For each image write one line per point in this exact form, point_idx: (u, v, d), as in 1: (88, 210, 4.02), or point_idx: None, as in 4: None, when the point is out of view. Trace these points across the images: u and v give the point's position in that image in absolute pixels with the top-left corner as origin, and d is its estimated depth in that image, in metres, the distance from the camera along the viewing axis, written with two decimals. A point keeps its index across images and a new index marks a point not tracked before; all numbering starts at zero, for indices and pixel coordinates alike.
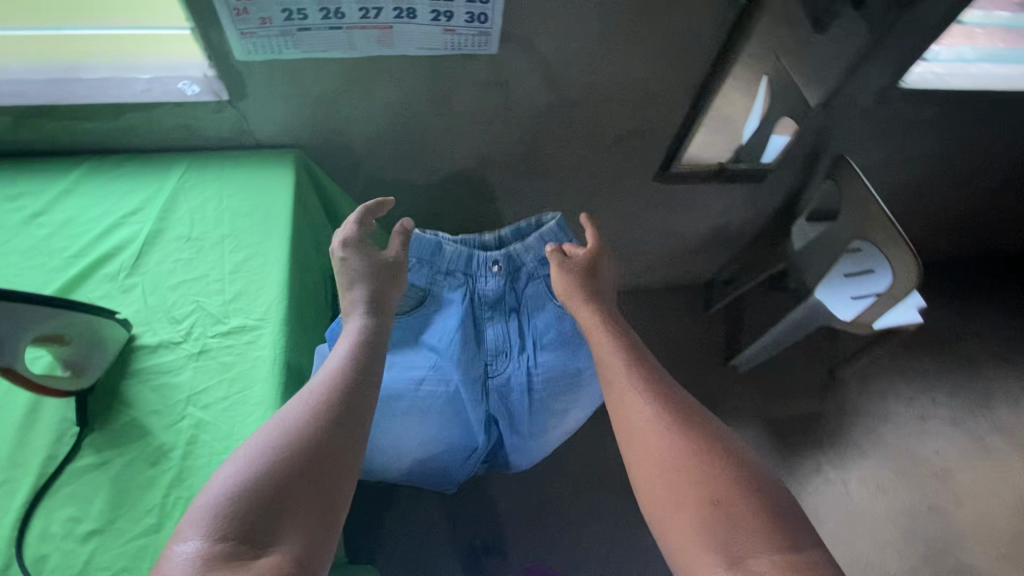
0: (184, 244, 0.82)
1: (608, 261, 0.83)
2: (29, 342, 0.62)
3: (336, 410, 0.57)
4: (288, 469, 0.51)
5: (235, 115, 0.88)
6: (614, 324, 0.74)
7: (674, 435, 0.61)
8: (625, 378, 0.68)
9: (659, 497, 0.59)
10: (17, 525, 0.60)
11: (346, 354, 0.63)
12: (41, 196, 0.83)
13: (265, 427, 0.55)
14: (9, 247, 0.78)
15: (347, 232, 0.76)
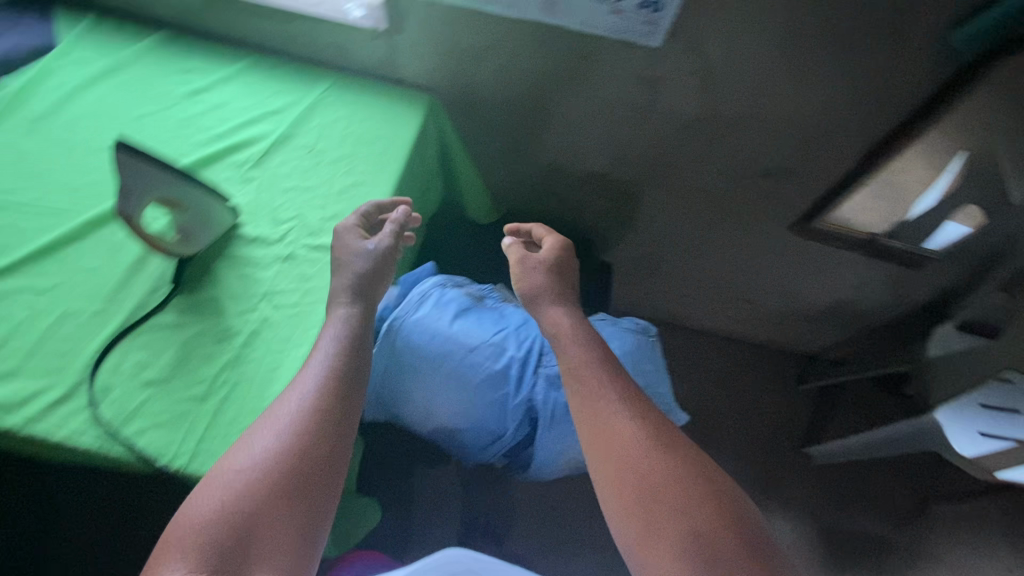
0: (305, 155, 0.86)
1: (572, 262, 0.77)
2: (151, 199, 0.69)
3: (311, 427, 0.57)
4: (260, 492, 0.53)
5: (387, 46, 0.90)
6: (570, 331, 0.68)
7: (659, 460, 0.55)
8: (596, 403, 0.60)
9: (637, 528, 0.52)
10: (99, 351, 0.67)
11: (327, 365, 0.62)
12: (206, 76, 0.92)
13: (240, 445, 0.56)
14: (168, 113, 0.87)
15: (351, 219, 0.75)
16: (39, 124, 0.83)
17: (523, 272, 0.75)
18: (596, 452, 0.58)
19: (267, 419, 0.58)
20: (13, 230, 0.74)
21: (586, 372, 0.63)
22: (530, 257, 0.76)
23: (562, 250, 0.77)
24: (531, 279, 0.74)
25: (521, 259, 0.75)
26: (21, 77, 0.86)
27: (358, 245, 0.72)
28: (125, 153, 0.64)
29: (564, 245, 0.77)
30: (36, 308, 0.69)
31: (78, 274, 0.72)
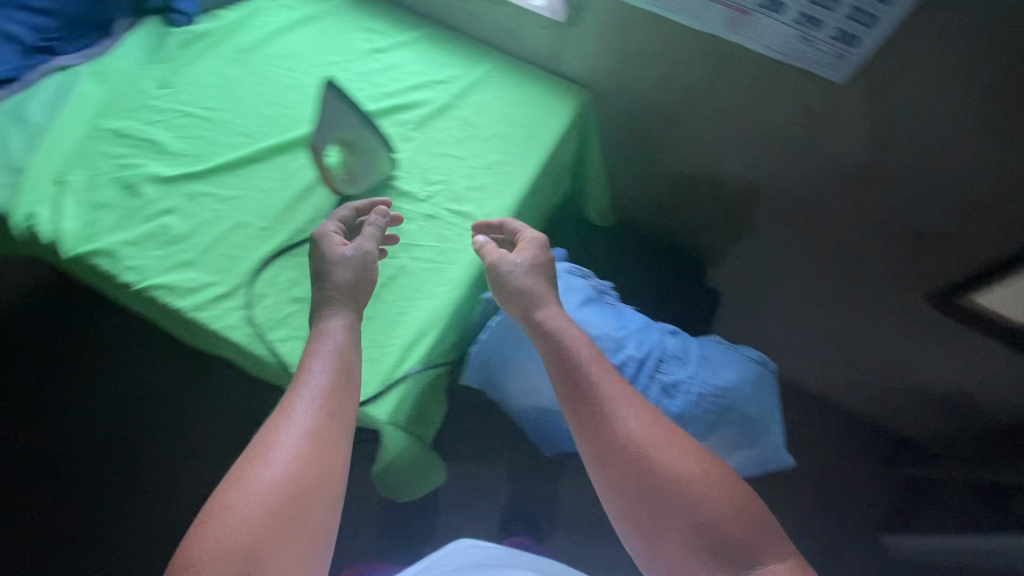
0: (461, 126, 0.91)
1: (549, 258, 0.69)
2: (335, 137, 0.77)
3: (316, 446, 0.56)
4: (269, 515, 0.50)
5: (558, 38, 0.93)
6: (551, 338, 0.61)
7: (658, 450, 0.53)
8: (585, 402, 0.57)
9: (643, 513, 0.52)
10: (261, 263, 0.75)
11: (325, 379, 0.61)
12: (386, 37, 0.98)
13: (241, 473, 0.53)
14: (350, 65, 0.95)
15: (329, 224, 0.73)
16: (243, 55, 0.93)
17: (503, 286, 0.66)
18: (590, 451, 0.55)
19: (268, 441, 0.56)
20: (209, 144, 0.84)
21: (576, 369, 0.59)
22: (505, 263, 0.66)
23: (539, 246, 0.69)
24: (512, 290, 0.65)
25: (497, 265, 0.66)
26: (237, 12, 0.96)
27: (338, 250, 0.70)
28: (326, 89, 0.73)
29: (541, 240, 0.70)
30: (216, 214, 0.78)
31: (254, 192, 0.81)
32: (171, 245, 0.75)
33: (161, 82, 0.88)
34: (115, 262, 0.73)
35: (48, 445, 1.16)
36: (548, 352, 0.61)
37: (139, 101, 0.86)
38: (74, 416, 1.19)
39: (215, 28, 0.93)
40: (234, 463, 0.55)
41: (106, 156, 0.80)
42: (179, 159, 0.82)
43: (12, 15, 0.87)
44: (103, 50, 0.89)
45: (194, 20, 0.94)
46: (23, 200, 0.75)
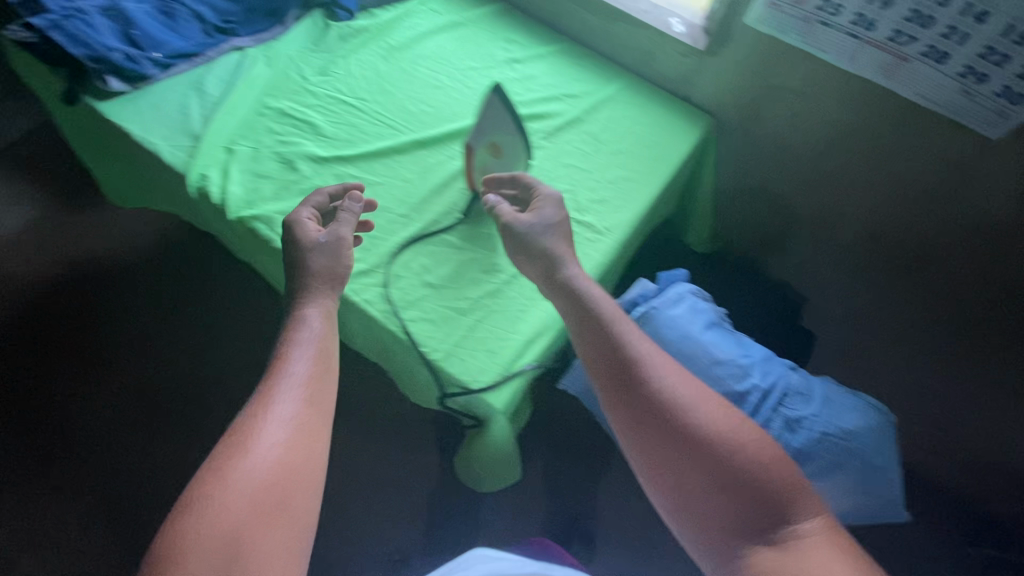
0: (589, 140, 0.93)
1: (563, 217, 0.75)
2: (485, 139, 0.80)
3: (298, 434, 0.58)
4: (254, 501, 0.52)
5: (694, 65, 0.95)
6: (583, 302, 0.66)
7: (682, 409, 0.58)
8: (619, 363, 0.62)
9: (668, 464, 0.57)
10: (397, 248, 0.80)
11: (306, 367, 0.64)
12: (524, 49, 1.03)
13: (219, 464, 0.54)
14: (489, 72, 1.00)
15: (302, 211, 0.76)
16: (394, 52, 0.99)
17: (524, 245, 0.73)
18: (621, 408, 0.60)
19: (249, 428, 0.57)
20: (358, 131, 0.90)
21: (611, 330, 0.64)
22: (521, 223, 0.73)
23: (556, 204, 0.76)
24: (538, 251, 0.72)
25: (511, 224, 0.73)
26: (391, 12, 1.03)
27: (313, 234, 0.74)
28: (491, 92, 0.76)
29: (556, 198, 0.77)
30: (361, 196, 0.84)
31: (396, 180, 0.86)
32: (321, 220, 0.81)
33: (321, 70, 0.95)
34: (270, 228, 0.79)
35: (178, 380, 1.36)
36: (579, 313, 0.66)
37: (300, 85, 0.93)
38: (200, 360, 1.39)
39: (373, 26, 1.01)
40: (211, 451, 0.55)
41: (269, 132, 0.88)
42: (331, 142, 0.88)
43: None
44: (274, 35, 0.97)
45: (353, 16, 1.01)
46: (198, 162, 0.83)
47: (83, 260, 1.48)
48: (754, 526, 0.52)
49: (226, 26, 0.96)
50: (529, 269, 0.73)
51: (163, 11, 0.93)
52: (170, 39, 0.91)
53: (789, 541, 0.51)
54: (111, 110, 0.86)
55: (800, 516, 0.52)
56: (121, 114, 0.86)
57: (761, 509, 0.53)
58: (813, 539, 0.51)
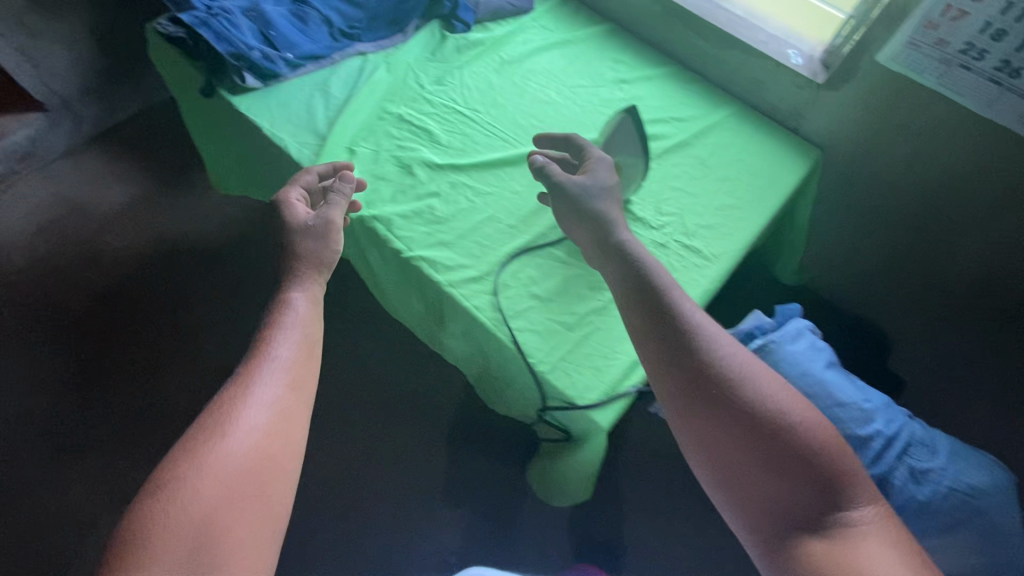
0: (696, 165, 0.93)
1: (613, 180, 0.82)
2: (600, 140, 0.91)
3: (277, 417, 0.60)
4: (231, 484, 0.53)
5: (808, 98, 0.94)
6: (642, 273, 0.70)
7: (727, 395, 0.59)
8: (679, 337, 0.64)
9: (721, 444, 0.58)
10: (507, 257, 0.82)
11: (290, 351, 0.66)
12: (632, 70, 1.04)
13: (198, 442, 0.55)
14: (597, 91, 1.01)
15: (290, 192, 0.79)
16: (506, 66, 1.02)
17: (578, 204, 0.78)
18: (677, 377, 0.62)
19: (229, 412, 0.58)
20: (471, 141, 0.93)
21: (674, 304, 0.67)
22: (571, 182, 0.79)
23: (602, 162, 0.83)
24: (588, 212, 0.78)
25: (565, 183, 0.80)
26: (504, 28, 1.06)
27: (302, 218, 0.77)
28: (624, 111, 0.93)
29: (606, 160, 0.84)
30: (473, 205, 0.86)
31: (506, 192, 0.88)
32: (436, 225, 0.83)
33: (437, 79, 0.99)
34: (388, 229, 0.82)
35: None
36: (637, 287, 0.69)
37: (417, 93, 0.97)
38: None
39: (488, 40, 1.04)
40: (185, 434, 0.56)
41: (388, 136, 0.91)
42: (446, 150, 0.91)
43: (332, 4, 1.00)
44: (395, 43, 1.01)
45: (469, 29, 1.05)
46: (324, 161, 0.87)
47: (176, 241, 1.57)
48: (797, 512, 0.53)
49: (351, 32, 1.00)
50: (576, 229, 0.79)
51: (297, 15, 0.97)
52: (301, 41, 0.95)
53: (841, 531, 0.51)
54: (246, 105, 0.91)
55: (853, 504, 0.53)
56: (254, 110, 0.91)
57: (811, 494, 0.53)
58: (858, 526, 0.51)
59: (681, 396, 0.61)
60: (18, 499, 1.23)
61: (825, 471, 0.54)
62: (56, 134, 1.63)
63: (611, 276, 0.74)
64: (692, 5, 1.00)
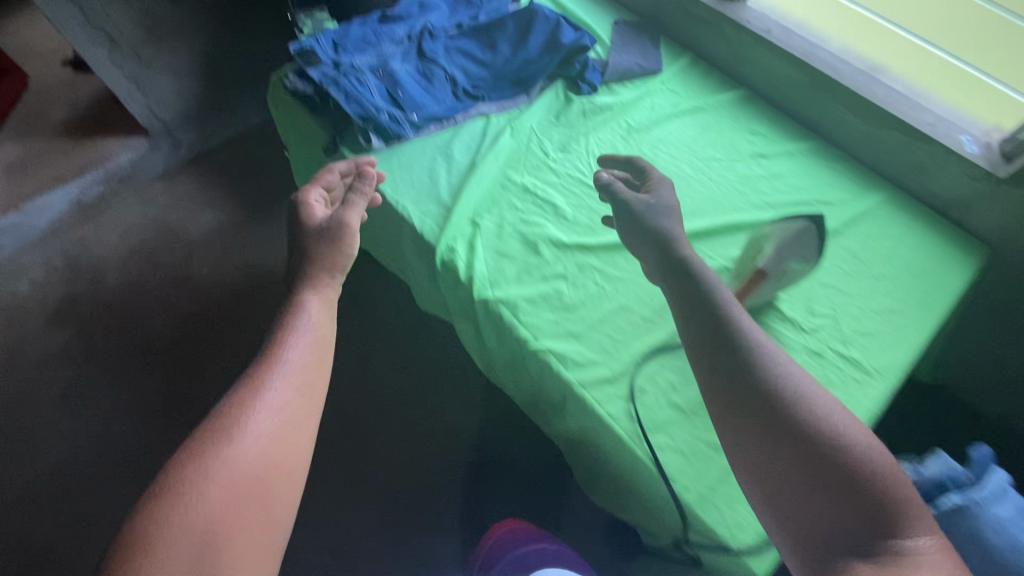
0: (847, 258, 0.84)
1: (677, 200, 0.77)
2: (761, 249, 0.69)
3: (289, 417, 0.53)
4: (243, 486, 0.47)
5: (982, 191, 0.84)
6: (700, 289, 0.65)
7: (774, 420, 0.52)
8: (726, 353, 0.58)
9: (772, 472, 0.51)
10: (643, 356, 0.74)
11: (304, 344, 0.60)
12: (771, 144, 0.96)
13: (203, 444, 0.48)
14: (733, 165, 0.93)
15: (312, 193, 0.77)
16: (634, 134, 0.96)
17: (642, 224, 0.74)
18: (722, 390, 0.57)
19: (240, 407, 0.52)
20: (599, 216, 0.86)
21: (726, 318, 0.61)
22: (634, 200, 0.75)
23: (661, 180, 0.79)
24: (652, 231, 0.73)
25: (628, 199, 0.76)
26: (631, 91, 1.00)
27: (320, 216, 0.74)
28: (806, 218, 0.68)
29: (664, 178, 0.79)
30: (604, 290, 0.79)
31: (638, 277, 0.81)
32: (564, 312, 0.77)
33: (562, 146, 0.94)
34: (514, 314, 0.77)
35: None
36: (693, 302, 0.64)
37: (540, 160, 0.92)
38: None
39: (616, 105, 0.98)
40: (193, 431, 0.50)
41: (512, 208, 0.87)
42: (573, 226, 0.85)
43: (456, 61, 0.96)
44: (518, 105, 0.97)
45: (595, 92, 0.99)
46: (447, 234, 0.83)
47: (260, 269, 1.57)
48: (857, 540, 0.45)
49: (475, 92, 0.95)
50: (640, 248, 0.74)
51: (422, 73, 0.94)
52: (426, 101, 0.92)
53: (895, 559, 0.44)
54: None
55: (912, 531, 0.45)
56: (376, 173, 0.88)
57: (867, 523, 0.46)
58: (924, 557, 0.44)
59: (726, 412, 0.56)
60: (97, 527, 1.22)
61: (881, 501, 0.47)
62: (155, 158, 1.67)
63: (671, 295, 0.68)
64: (848, 80, 0.91)
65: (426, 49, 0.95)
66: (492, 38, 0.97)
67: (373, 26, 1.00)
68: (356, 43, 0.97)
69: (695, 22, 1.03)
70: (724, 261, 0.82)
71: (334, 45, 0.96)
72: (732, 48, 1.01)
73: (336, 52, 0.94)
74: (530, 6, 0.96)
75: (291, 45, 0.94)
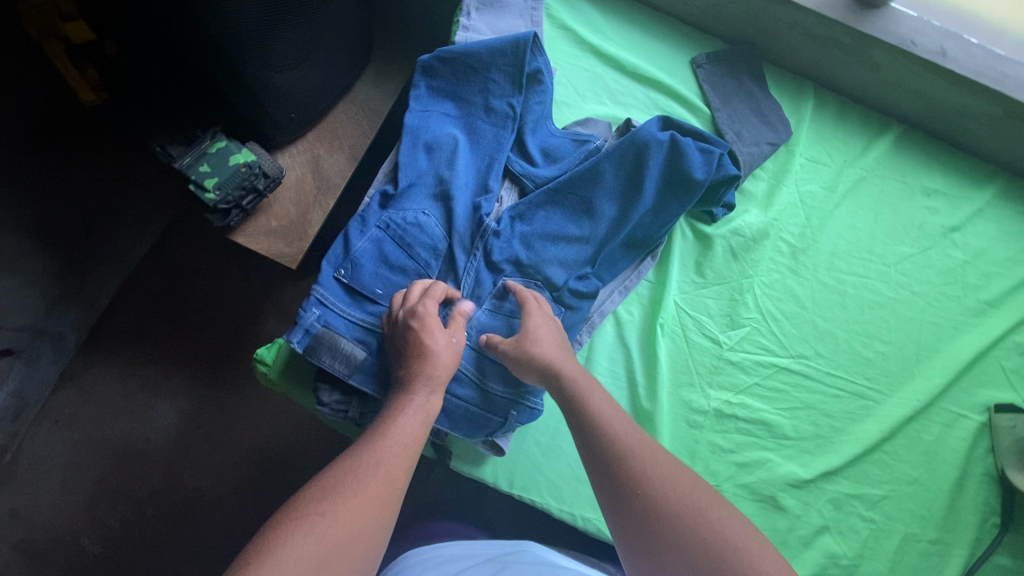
0: None
1: (553, 324, 0.57)
2: None
3: (395, 484, 0.43)
4: (339, 548, 0.38)
5: None
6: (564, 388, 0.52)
7: (656, 492, 0.43)
8: (591, 442, 0.48)
9: (652, 551, 0.42)
10: None
11: (405, 409, 0.49)
12: (957, 207, 0.74)
13: (312, 497, 0.41)
14: (929, 258, 0.72)
15: (398, 297, 0.56)
16: (803, 258, 0.70)
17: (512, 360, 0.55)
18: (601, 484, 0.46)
19: (346, 463, 0.43)
20: (822, 414, 0.66)
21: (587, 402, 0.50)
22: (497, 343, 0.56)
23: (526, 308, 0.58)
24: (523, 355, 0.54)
25: (491, 340, 0.56)
26: (773, 188, 0.71)
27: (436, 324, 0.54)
28: None
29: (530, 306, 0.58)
30: (874, 524, 0.63)
31: (902, 484, 0.64)
32: None
33: (728, 319, 0.67)
34: None
35: None
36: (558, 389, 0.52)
37: (714, 356, 0.66)
38: None
39: (767, 223, 0.70)
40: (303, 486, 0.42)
41: (717, 451, 0.63)
42: (800, 447, 0.64)
43: (546, 252, 0.62)
44: (644, 276, 0.67)
45: (732, 209, 0.69)
46: None
47: (267, 465, 0.91)
48: None
49: (590, 286, 0.63)
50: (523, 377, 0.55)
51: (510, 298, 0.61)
52: None
53: None
54: (504, 476, 0.61)
55: None
56: (518, 480, 0.61)
57: None
58: None
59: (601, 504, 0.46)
60: None
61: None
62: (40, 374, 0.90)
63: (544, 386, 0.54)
64: None
65: (499, 258, 0.61)
66: (584, 197, 0.63)
67: (387, 233, 0.61)
68: (384, 281, 0.59)
69: (823, 46, 0.72)
70: (977, 414, 0.67)
71: (355, 303, 0.59)
72: (880, 75, 0.72)
73: (372, 320, 0.58)
74: (633, 137, 0.62)
75: (290, 337, 0.57)
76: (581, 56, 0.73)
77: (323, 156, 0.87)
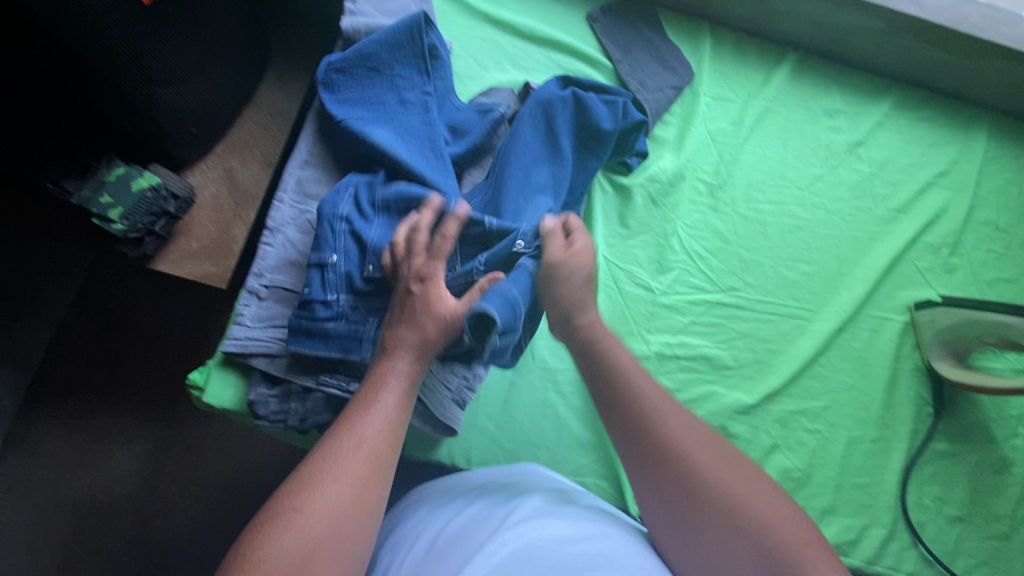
0: (994, 235, 0.74)
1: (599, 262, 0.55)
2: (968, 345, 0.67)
3: (375, 461, 0.42)
4: (318, 539, 0.37)
5: None
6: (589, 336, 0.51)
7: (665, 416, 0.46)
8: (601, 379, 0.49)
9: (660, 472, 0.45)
10: (900, 487, 0.65)
11: (386, 377, 0.46)
12: (859, 122, 0.77)
13: (291, 487, 0.40)
14: (838, 176, 0.74)
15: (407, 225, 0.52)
16: (721, 195, 0.72)
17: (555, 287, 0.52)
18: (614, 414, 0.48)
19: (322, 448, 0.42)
20: (760, 341, 0.68)
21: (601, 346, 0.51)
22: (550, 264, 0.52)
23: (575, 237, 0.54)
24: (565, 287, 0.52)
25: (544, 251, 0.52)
26: (683, 131, 0.72)
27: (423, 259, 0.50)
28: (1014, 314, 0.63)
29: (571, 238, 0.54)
30: (819, 435, 0.66)
31: (840, 393, 0.68)
32: (803, 493, 0.64)
33: (657, 265, 0.68)
34: None
35: None
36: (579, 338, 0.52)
37: (649, 302, 0.67)
38: None
39: (681, 165, 0.71)
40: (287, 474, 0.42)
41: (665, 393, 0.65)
42: (742, 376, 0.67)
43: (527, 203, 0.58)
44: None
45: (645, 157, 0.70)
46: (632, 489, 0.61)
47: (234, 492, 0.88)
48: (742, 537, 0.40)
49: None
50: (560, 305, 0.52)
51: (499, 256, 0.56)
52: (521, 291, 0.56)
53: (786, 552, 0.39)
54: (463, 455, 0.61)
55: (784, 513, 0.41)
56: (477, 457, 0.61)
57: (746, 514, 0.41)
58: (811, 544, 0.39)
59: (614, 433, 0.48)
60: None
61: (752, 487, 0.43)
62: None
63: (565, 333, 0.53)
64: (933, 12, 0.71)
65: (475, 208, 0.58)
66: None
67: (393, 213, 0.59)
68: None
69: None
70: (901, 316, 0.71)
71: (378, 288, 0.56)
72: (768, 6, 0.74)
73: None
74: (535, 99, 0.62)
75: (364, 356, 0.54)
76: (477, 26, 0.72)
77: (236, 168, 0.83)
